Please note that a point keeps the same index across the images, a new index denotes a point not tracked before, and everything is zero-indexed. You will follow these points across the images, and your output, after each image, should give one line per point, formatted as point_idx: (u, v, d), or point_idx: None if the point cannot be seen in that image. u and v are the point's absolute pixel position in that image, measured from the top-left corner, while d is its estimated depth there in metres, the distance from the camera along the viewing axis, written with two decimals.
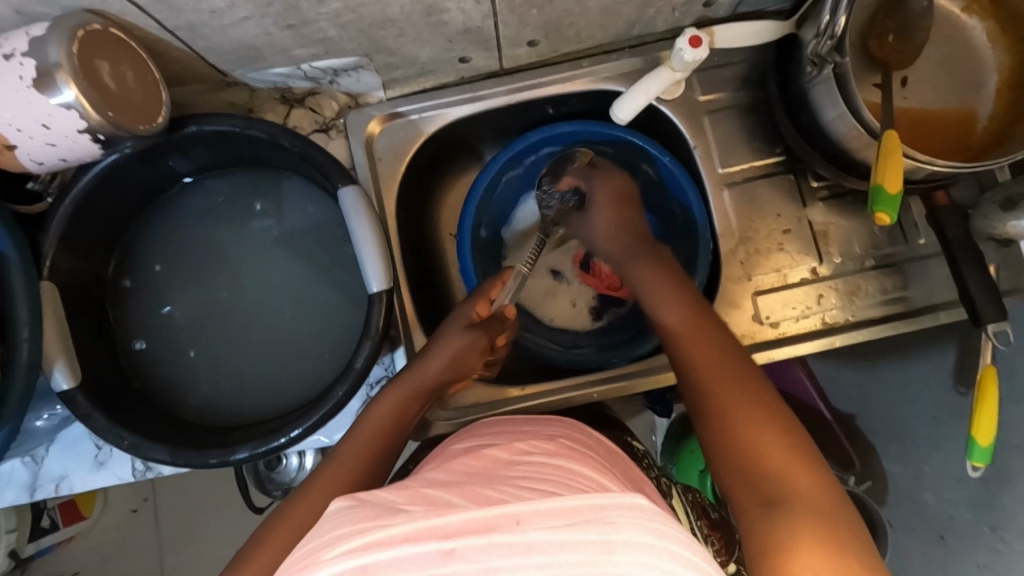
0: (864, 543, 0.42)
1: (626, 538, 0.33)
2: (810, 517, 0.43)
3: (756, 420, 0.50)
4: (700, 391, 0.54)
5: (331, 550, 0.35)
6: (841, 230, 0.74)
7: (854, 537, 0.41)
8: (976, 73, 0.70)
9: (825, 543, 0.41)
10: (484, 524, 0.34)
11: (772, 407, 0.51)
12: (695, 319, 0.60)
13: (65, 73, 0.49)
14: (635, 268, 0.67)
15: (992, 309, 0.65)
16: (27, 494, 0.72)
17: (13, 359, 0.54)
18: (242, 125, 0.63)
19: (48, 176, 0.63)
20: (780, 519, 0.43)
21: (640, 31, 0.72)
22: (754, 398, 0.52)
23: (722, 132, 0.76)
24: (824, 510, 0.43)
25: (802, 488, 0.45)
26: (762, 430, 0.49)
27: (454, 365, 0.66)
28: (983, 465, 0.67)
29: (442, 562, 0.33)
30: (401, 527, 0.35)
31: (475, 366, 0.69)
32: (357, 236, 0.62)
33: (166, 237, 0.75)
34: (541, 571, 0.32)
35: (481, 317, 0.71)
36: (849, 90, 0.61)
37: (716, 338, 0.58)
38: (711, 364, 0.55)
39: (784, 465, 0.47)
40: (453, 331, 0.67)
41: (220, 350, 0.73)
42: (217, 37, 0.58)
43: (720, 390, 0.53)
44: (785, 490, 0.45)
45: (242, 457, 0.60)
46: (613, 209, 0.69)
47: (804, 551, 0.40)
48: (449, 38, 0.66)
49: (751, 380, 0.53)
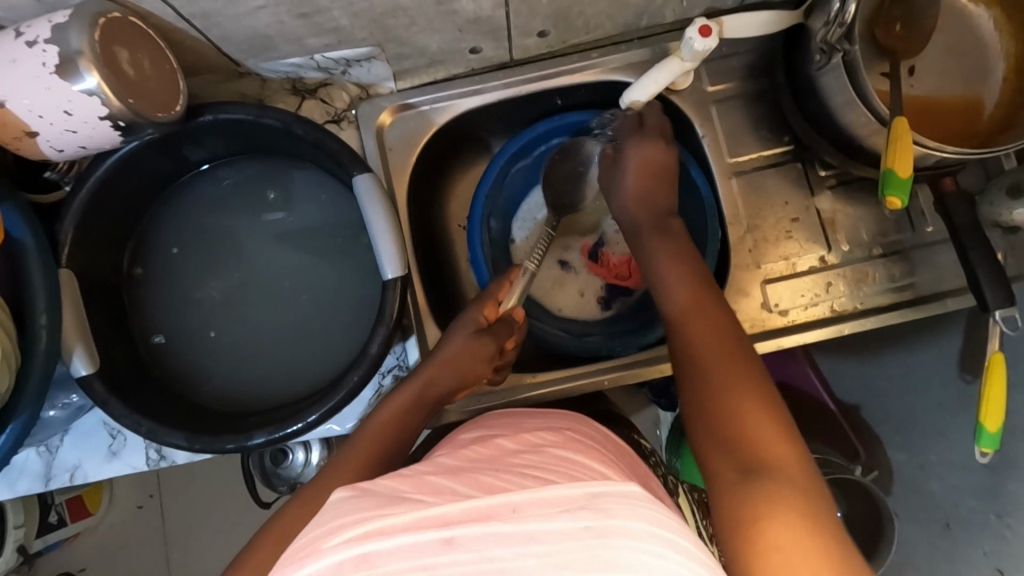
0: (834, 517, 0.43)
1: (620, 525, 0.34)
2: (789, 492, 0.43)
3: (741, 389, 0.50)
4: (688, 359, 0.54)
5: (331, 539, 0.35)
6: (849, 218, 0.74)
7: (825, 511, 0.43)
8: (982, 60, 0.70)
9: (799, 515, 0.42)
10: (481, 514, 0.35)
11: (763, 389, 0.50)
12: (692, 283, 0.60)
13: (87, 60, 0.50)
14: (650, 242, 0.66)
15: (998, 294, 0.65)
16: (41, 484, 0.72)
17: (33, 345, 0.54)
18: (257, 114, 0.64)
19: (66, 165, 0.63)
20: (758, 487, 0.44)
21: (648, 22, 0.73)
22: (743, 367, 0.52)
23: (729, 121, 0.77)
24: (800, 482, 0.44)
25: (779, 458, 0.46)
26: (752, 409, 0.49)
27: (459, 373, 0.65)
28: (990, 450, 0.68)
29: (441, 551, 0.33)
30: (402, 517, 0.35)
31: (481, 372, 0.67)
32: (371, 224, 0.63)
33: (181, 224, 0.76)
34: (539, 559, 0.33)
35: (488, 321, 0.68)
36: (858, 76, 0.61)
37: (711, 303, 0.58)
38: (701, 331, 0.55)
39: (765, 435, 0.47)
40: (459, 338, 0.65)
41: (234, 339, 0.74)
42: (230, 26, 0.59)
43: (711, 363, 0.53)
44: (765, 462, 0.46)
45: (260, 441, 0.60)
46: (644, 176, 0.68)
47: (780, 522, 0.41)
48: (459, 28, 0.67)
49: (746, 361, 0.52)
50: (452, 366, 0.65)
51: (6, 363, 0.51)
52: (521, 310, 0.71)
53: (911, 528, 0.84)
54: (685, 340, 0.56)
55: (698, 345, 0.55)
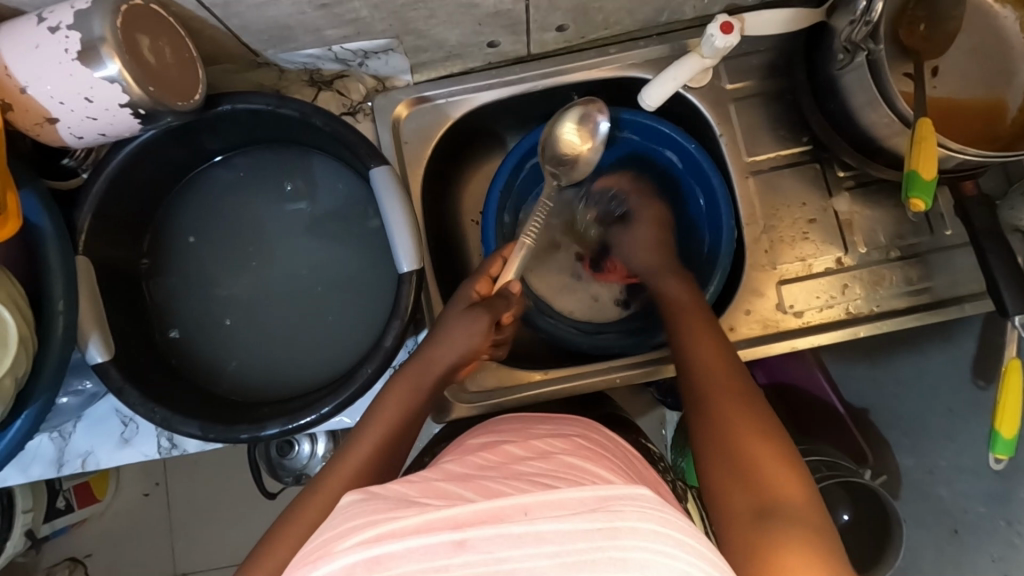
0: (845, 560, 0.42)
1: (631, 525, 0.34)
2: (802, 533, 0.43)
3: (749, 428, 0.51)
4: (697, 395, 0.56)
5: (343, 541, 0.35)
6: (866, 221, 0.74)
7: (838, 555, 0.42)
8: (1007, 62, 0.69)
9: (812, 554, 0.41)
10: (492, 516, 0.35)
11: (773, 430, 0.51)
12: (697, 314, 0.64)
13: (109, 46, 0.50)
14: (664, 278, 0.72)
15: (1016, 299, 0.65)
16: (53, 470, 0.73)
17: (51, 330, 0.54)
18: (275, 105, 0.64)
19: (83, 152, 0.63)
20: (773, 525, 0.44)
21: (667, 18, 0.73)
22: (748, 406, 0.53)
23: (747, 120, 0.76)
24: (814, 524, 0.44)
25: (792, 498, 0.45)
26: (763, 450, 0.49)
27: (462, 348, 0.63)
28: (1003, 456, 0.68)
29: (453, 553, 0.33)
30: (412, 519, 0.35)
31: (482, 348, 0.65)
32: (386, 215, 0.63)
33: (197, 213, 0.76)
34: (551, 560, 0.33)
35: (483, 296, 0.67)
36: (882, 77, 0.61)
37: (718, 341, 0.60)
38: (709, 368, 0.57)
39: (775, 474, 0.47)
40: (457, 311, 0.64)
41: (247, 329, 0.74)
42: (251, 15, 0.58)
43: (723, 401, 0.54)
44: (779, 502, 0.45)
45: (273, 432, 0.60)
46: (653, 230, 0.78)
47: (796, 560, 0.41)
48: (479, 21, 0.66)
49: (754, 400, 0.54)
50: (450, 339, 0.63)
51: (24, 349, 0.51)
52: (518, 282, 0.68)
53: (920, 534, 0.83)
54: (695, 375, 0.57)
55: (706, 384, 0.56)
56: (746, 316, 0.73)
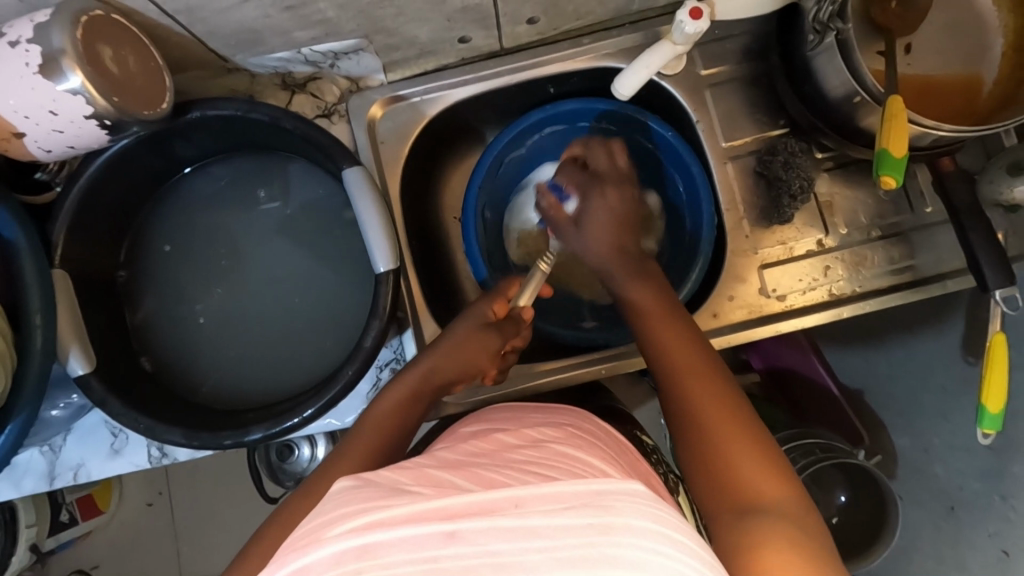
0: (833, 558, 0.41)
1: (624, 522, 0.34)
2: (784, 527, 0.42)
3: (729, 426, 0.49)
4: (671, 387, 0.54)
5: (334, 528, 0.34)
6: (847, 201, 0.73)
7: (826, 554, 0.41)
8: (980, 38, 0.69)
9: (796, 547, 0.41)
10: (485, 508, 0.34)
11: (752, 429, 0.50)
12: (662, 311, 0.60)
13: (69, 58, 0.50)
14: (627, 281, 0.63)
15: (997, 273, 0.65)
16: (46, 483, 0.73)
17: (29, 344, 0.55)
18: (245, 109, 0.63)
19: (56, 165, 0.64)
20: (754, 524, 0.43)
21: (640, 6, 0.72)
22: (723, 406, 0.51)
23: (725, 106, 0.75)
24: (793, 516, 0.43)
25: (771, 493, 0.45)
26: (741, 450, 0.48)
27: (462, 363, 0.64)
28: (992, 432, 0.67)
29: (443, 544, 0.33)
30: (403, 508, 0.35)
31: (485, 367, 0.66)
32: (362, 215, 0.63)
33: (176, 220, 0.76)
34: (541, 554, 0.32)
35: (496, 316, 0.67)
36: (852, 56, 0.60)
37: (690, 338, 0.57)
38: (679, 360, 0.55)
39: (756, 474, 0.46)
40: (467, 326, 0.65)
41: (229, 329, 0.75)
42: (217, 20, 0.58)
43: (696, 402, 0.52)
44: (757, 497, 0.45)
45: (256, 437, 0.61)
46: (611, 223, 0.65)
47: (780, 555, 0.40)
48: (448, 17, 0.66)
49: (734, 401, 0.52)
50: (456, 355, 0.64)
51: None
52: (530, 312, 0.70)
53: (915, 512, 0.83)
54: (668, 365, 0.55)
55: (680, 378, 0.54)
56: (730, 303, 0.74)
